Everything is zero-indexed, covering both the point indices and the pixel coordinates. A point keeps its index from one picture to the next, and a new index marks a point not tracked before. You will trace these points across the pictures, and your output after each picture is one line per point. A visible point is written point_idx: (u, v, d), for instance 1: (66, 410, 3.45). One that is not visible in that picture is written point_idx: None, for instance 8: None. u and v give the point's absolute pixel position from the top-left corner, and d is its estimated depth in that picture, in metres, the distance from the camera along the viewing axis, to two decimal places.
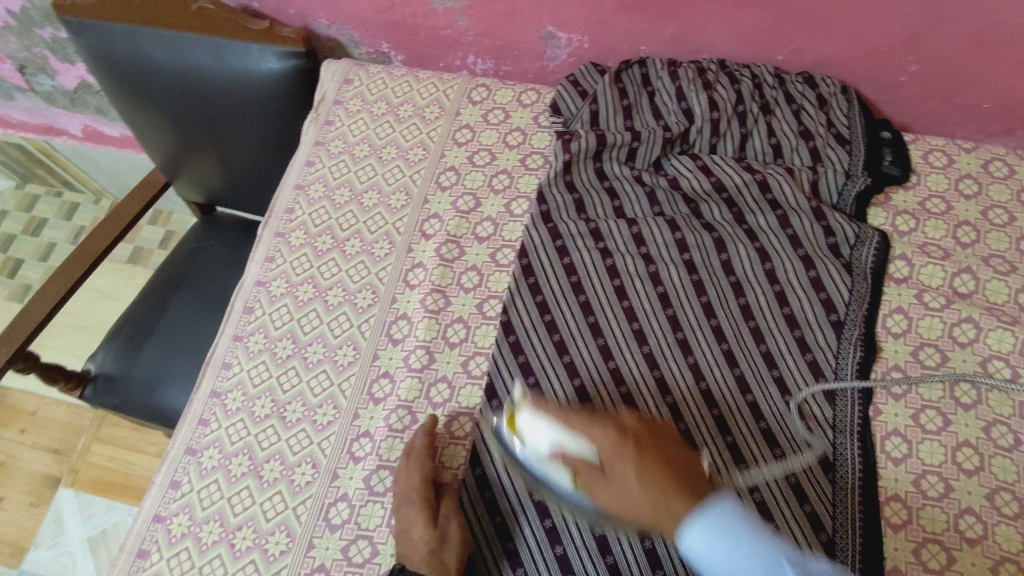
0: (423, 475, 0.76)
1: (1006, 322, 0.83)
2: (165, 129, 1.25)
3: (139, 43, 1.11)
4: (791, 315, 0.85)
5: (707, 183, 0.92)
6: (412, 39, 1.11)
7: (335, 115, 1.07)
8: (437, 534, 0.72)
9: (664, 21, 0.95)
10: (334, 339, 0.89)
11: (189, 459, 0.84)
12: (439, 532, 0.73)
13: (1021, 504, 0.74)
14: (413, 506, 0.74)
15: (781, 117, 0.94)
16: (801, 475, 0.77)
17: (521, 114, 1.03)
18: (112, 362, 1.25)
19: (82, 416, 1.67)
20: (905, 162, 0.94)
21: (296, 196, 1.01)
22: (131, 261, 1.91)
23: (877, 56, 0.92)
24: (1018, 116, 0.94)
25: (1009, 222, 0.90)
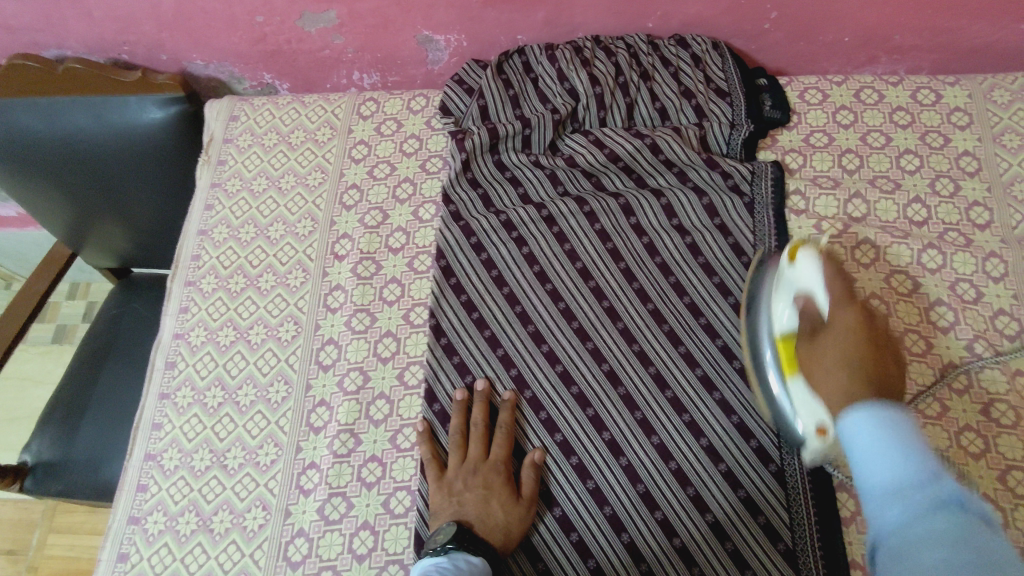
0: (508, 446, 0.79)
1: (900, 237, 0.87)
2: (55, 201, 1.20)
3: (8, 116, 1.07)
4: (706, 264, 0.87)
5: (601, 155, 0.94)
6: (293, 65, 1.10)
7: (226, 154, 1.05)
8: (506, 504, 0.75)
9: (533, 8, 0.97)
10: (264, 378, 0.88)
11: (133, 528, 0.82)
12: (508, 501, 0.76)
13: (944, 403, 0.78)
14: (497, 474, 0.77)
15: (661, 81, 0.97)
16: (742, 413, 0.79)
17: (413, 121, 1.04)
18: (50, 447, 1.19)
19: (31, 510, 1.59)
20: (784, 104, 0.97)
21: (200, 242, 0.99)
22: (57, 341, 1.83)
23: (738, 9, 0.95)
24: (876, 44, 1.00)
25: (887, 143, 0.95)
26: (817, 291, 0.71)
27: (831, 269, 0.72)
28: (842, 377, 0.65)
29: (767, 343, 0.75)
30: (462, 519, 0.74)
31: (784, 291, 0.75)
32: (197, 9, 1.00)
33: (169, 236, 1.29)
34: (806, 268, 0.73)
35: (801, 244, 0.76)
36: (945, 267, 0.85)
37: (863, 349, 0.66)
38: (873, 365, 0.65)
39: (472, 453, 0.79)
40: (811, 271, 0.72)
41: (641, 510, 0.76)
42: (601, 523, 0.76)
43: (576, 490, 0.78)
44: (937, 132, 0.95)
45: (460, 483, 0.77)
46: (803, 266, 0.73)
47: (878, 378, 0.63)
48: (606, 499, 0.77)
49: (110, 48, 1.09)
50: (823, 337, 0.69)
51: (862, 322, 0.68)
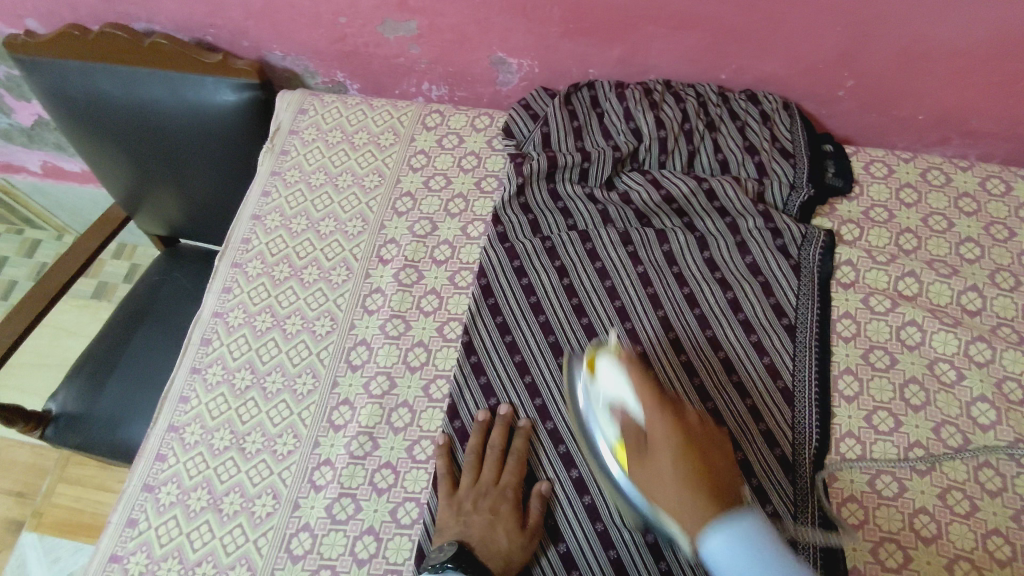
0: (520, 475, 0.79)
1: (949, 324, 0.85)
2: (121, 163, 1.25)
3: (92, 79, 1.12)
4: (746, 321, 0.86)
5: (657, 196, 0.93)
6: (366, 68, 1.13)
7: (290, 145, 1.08)
8: (512, 531, 0.75)
9: (610, 44, 0.98)
10: (293, 368, 0.89)
11: (146, 496, 0.83)
12: (514, 527, 0.75)
13: (973, 502, 0.75)
14: (506, 501, 0.77)
15: (726, 133, 0.97)
16: (762, 478, 0.77)
17: (475, 139, 1.05)
18: (75, 399, 1.22)
19: (46, 456, 1.64)
20: (847, 172, 0.97)
21: (252, 226, 1.01)
22: (96, 296, 1.88)
23: (814, 72, 0.95)
24: (949, 126, 0.99)
25: (948, 228, 0.93)
26: (628, 399, 0.70)
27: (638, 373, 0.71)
28: (676, 493, 0.62)
29: (609, 453, 0.72)
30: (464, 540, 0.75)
31: (600, 407, 0.73)
32: (286, 4, 1.03)
33: (219, 213, 1.33)
34: (612, 373, 0.72)
35: (599, 352, 0.76)
36: (993, 363, 0.83)
37: (682, 453, 0.65)
38: (701, 469, 0.63)
39: (483, 475, 0.79)
40: (616, 375, 0.72)
41: (646, 558, 0.75)
42: (603, 563, 0.75)
43: (581, 525, 0.77)
44: (1002, 225, 0.93)
45: (469, 504, 0.77)
46: (606, 372, 0.73)
47: (711, 485, 0.62)
48: (612, 541, 0.76)
49: (196, 28, 1.13)
50: (652, 459, 0.66)
51: (679, 422, 0.67)
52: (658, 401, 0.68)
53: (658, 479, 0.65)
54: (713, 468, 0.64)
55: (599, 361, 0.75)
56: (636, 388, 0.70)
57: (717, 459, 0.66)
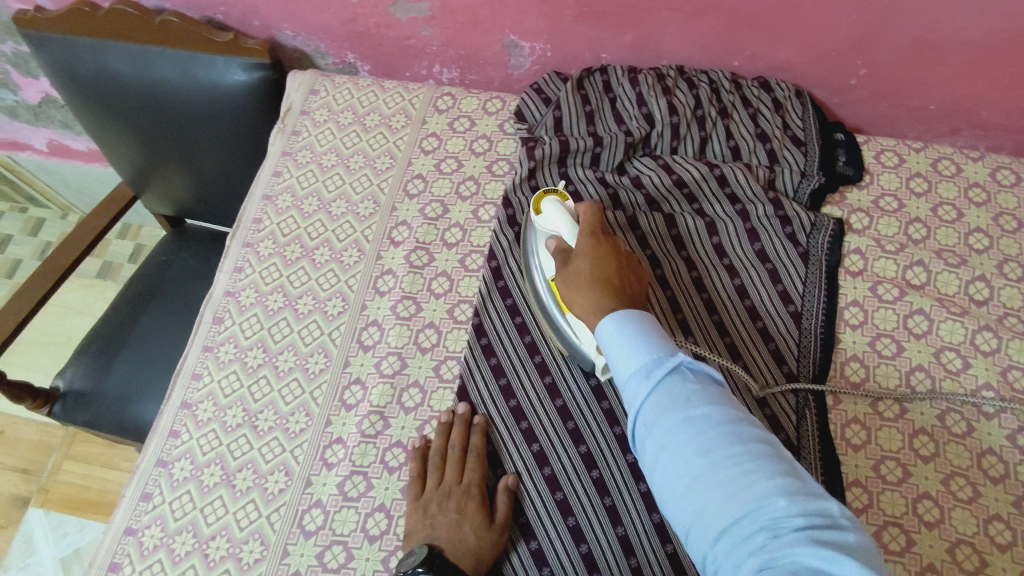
0: (482, 473, 0.78)
1: (956, 313, 0.86)
2: (130, 142, 1.25)
3: (102, 56, 1.11)
4: (753, 307, 0.87)
5: (668, 179, 0.94)
6: (377, 49, 1.13)
7: (301, 126, 1.08)
8: (481, 528, 0.74)
9: (624, 29, 0.98)
10: (305, 347, 0.90)
11: (160, 471, 0.84)
12: (482, 526, 0.74)
13: (975, 488, 0.77)
14: (472, 499, 0.76)
15: (738, 120, 0.97)
16: None
17: (487, 122, 1.06)
18: (83, 377, 1.23)
19: (52, 434, 1.65)
20: (858, 162, 0.97)
21: (264, 206, 1.02)
22: (100, 276, 1.89)
23: (827, 60, 0.95)
24: (961, 117, 0.99)
25: (958, 218, 0.93)
26: (563, 232, 0.79)
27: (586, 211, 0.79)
28: (587, 284, 0.72)
29: (543, 283, 0.84)
30: (434, 543, 0.73)
31: (543, 237, 0.83)
32: None
33: (228, 194, 1.33)
34: (554, 213, 0.80)
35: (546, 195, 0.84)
36: (998, 352, 0.84)
37: (601, 260, 0.74)
38: (614, 278, 0.73)
39: (445, 475, 0.78)
40: (557, 212, 0.79)
41: (653, 542, 0.75)
42: (611, 541, 0.75)
43: (543, 500, 0.77)
44: (1011, 216, 0.93)
45: (435, 505, 0.76)
46: (547, 211, 0.81)
47: (617, 289, 0.72)
48: (620, 519, 0.76)
49: (206, 6, 1.12)
50: (573, 266, 0.75)
51: (610, 247, 0.76)
52: (590, 235, 0.76)
53: (578, 287, 0.73)
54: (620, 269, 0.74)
55: (544, 200, 0.82)
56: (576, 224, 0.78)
57: (631, 269, 0.76)
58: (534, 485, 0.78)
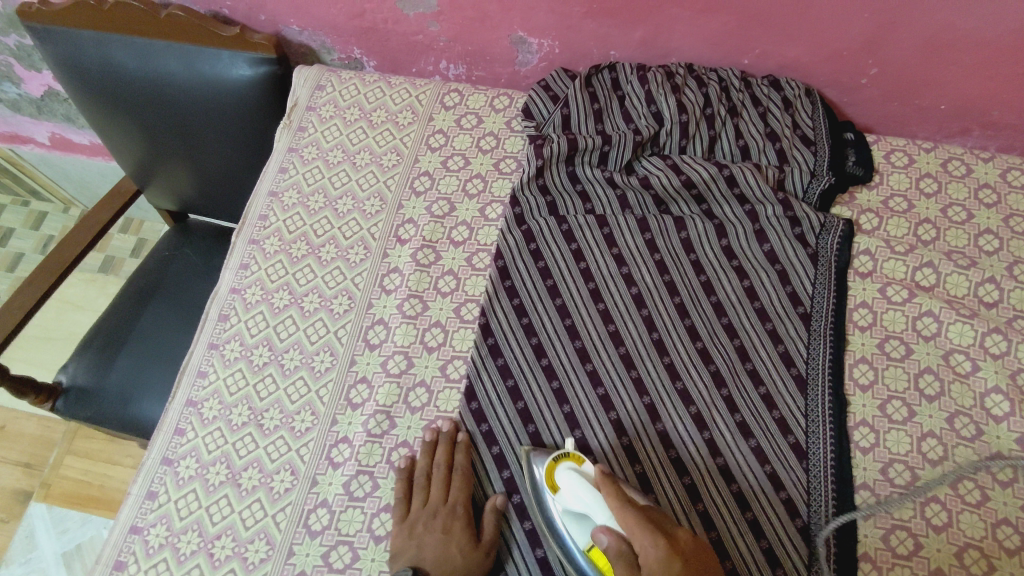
0: (468, 493, 0.78)
1: (966, 315, 0.85)
2: (134, 136, 1.24)
3: (107, 50, 1.11)
4: (761, 309, 0.87)
5: (676, 181, 0.93)
6: (384, 45, 1.12)
7: (307, 121, 1.07)
8: (468, 550, 0.73)
9: (633, 26, 0.98)
10: (311, 346, 0.89)
11: (165, 469, 0.83)
12: (469, 548, 0.73)
13: (984, 492, 0.76)
14: (458, 520, 0.75)
15: (748, 119, 0.96)
16: (775, 464, 0.78)
17: (494, 119, 1.05)
18: (85, 372, 1.23)
19: (54, 429, 1.65)
20: (867, 162, 0.96)
21: (270, 203, 1.01)
22: (103, 270, 1.88)
23: (838, 59, 0.95)
24: (971, 117, 0.98)
25: (968, 219, 0.93)
26: (592, 512, 0.68)
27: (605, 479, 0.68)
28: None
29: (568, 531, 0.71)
30: (420, 564, 0.73)
31: (572, 518, 0.71)
32: None
33: (232, 190, 1.32)
34: (573, 485, 0.70)
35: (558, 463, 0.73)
36: (1008, 355, 0.83)
37: (660, 540, 0.61)
38: (684, 566, 0.60)
39: (432, 493, 0.77)
40: (580, 486, 0.69)
41: None
42: None
43: None
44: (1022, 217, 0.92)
45: (422, 525, 0.75)
46: (567, 484, 0.71)
47: None
48: None
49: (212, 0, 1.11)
50: (634, 573, 0.61)
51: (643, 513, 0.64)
52: (630, 514, 0.64)
53: None
54: (681, 545, 0.62)
55: (560, 471, 0.72)
56: (604, 495, 0.66)
57: (699, 558, 0.62)
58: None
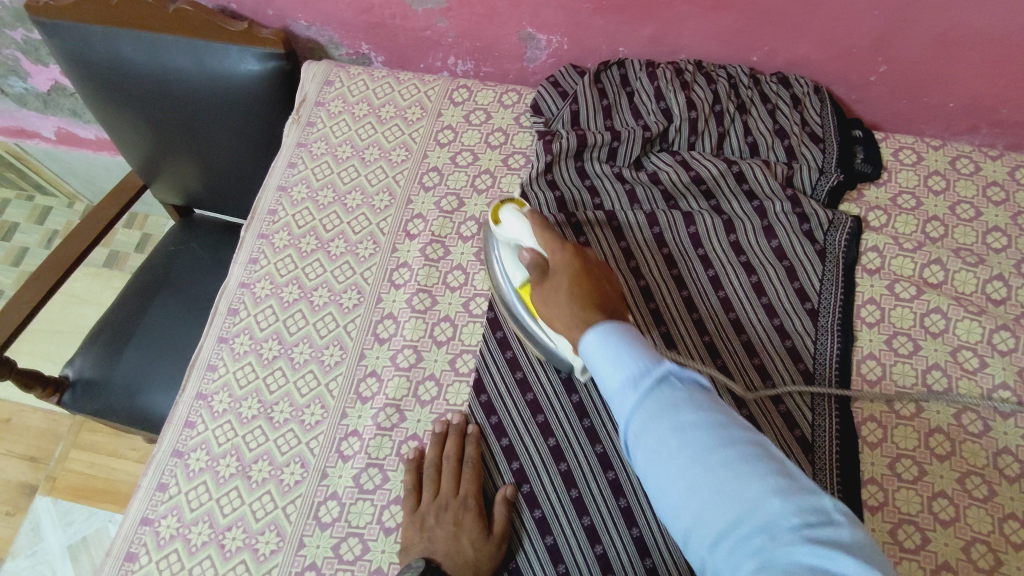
0: (479, 486, 0.77)
1: (973, 312, 0.86)
2: (141, 131, 1.24)
3: (115, 45, 1.11)
4: (769, 305, 0.87)
5: (685, 175, 0.94)
6: (392, 40, 1.12)
7: (316, 116, 1.07)
8: (480, 542, 0.73)
9: (642, 22, 0.98)
10: (321, 340, 0.90)
11: (176, 461, 0.84)
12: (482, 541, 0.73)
13: (991, 488, 0.76)
14: (469, 512, 0.75)
15: (756, 116, 0.96)
16: (783, 459, 0.78)
17: (502, 115, 1.05)
18: (93, 366, 1.23)
19: (60, 423, 1.65)
20: (875, 159, 0.97)
21: (279, 197, 1.01)
22: (107, 265, 1.89)
23: (847, 56, 0.95)
24: (980, 115, 0.98)
25: (976, 217, 0.93)
26: (523, 241, 0.76)
27: (538, 224, 0.75)
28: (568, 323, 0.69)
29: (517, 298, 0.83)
30: (431, 556, 0.72)
31: (508, 253, 0.81)
32: None
33: (239, 184, 1.32)
34: (512, 221, 0.77)
35: (503, 204, 0.79)
36: (1015, 351, 0.83)
37: (574, 279, 0.71)
38: (591, 292, 0.70)
39: (441, 485, 0.77)
40: (519, 224, 0.76)
41: (669, 541, 0.74)
42: (627, 543, 0.74)
43: (559, 499, 0.77)
44: None
45: (433, 518, 0.75)
46: (505, 225, 0.78)
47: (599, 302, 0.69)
48: (636, 520, 0.75)
49: None
50: (551, 279, 0.72)
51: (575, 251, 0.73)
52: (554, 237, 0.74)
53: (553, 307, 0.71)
54: (591, 273, 0.72)
55: (503, 211, 0.78)
56: (537, 237, 0.74)
57: (603, 278, 0.74)
58: (550, 479, 0.78)
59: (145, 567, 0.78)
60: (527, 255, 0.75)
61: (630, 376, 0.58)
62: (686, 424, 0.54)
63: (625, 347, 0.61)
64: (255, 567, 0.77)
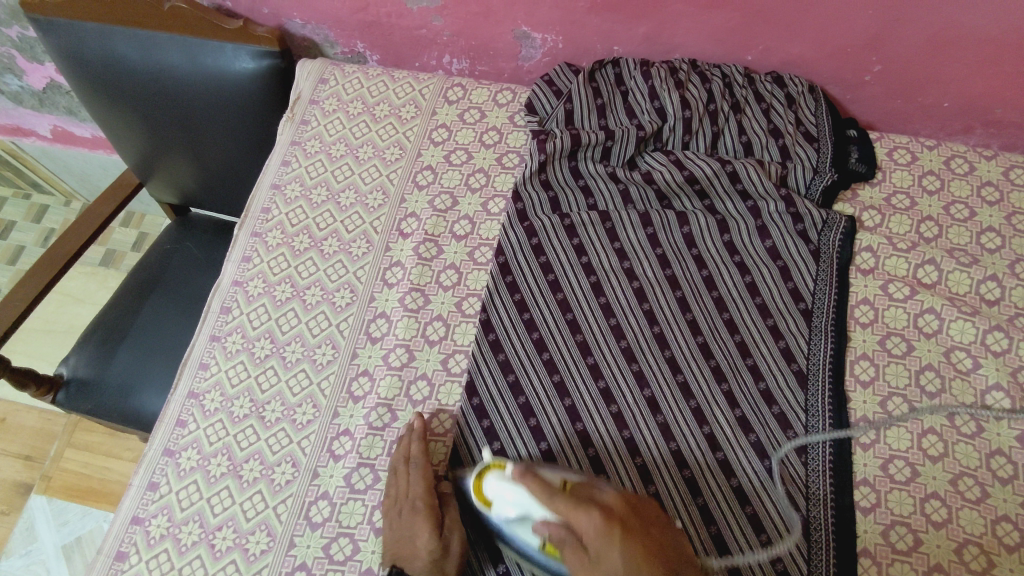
0: (427, 484, 0.75)
1: (967, 312, 0.85)
2: (136, 129, 1.24)
3: (110, 43, 1.11)
4: (763, 305, 0.87)
5: (679, 176, 0.93)
6: (387, 39, 1.12)
7: (310, 115, 1.07)
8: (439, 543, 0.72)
9: (637, 21, 0.98)
10: (313, 339, 0.89)
11: (167, 460, 0.84)
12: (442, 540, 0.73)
13: (984, 489, 0.76)
14: (419, 515, 0.73)
15: (751, 116, 0.96)
16: (775, 458, 0.78)
17: (497, 114, 1.05)
18: (87, 365, 1.23)
19: (55, 422, 1.65)
20: (870, 159, 0.96)
21: (272, 195, 1.01)
22: (103, 264, 1.88)
23: (842, 56, 0.95)
24: (975, 115, 0.98)
25: (970, 217, 0.93)
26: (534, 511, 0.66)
27: (541, 483, 0.65)
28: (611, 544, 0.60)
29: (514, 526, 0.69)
30: (398, 563, 0.73)
31: (517, 523, 0.69)
32: None
33: (234, 183, 1.32)
34: (508, 497, 0.68)
35: (495, 467, 0.72)
36: (1009, 352, 0.83)
37: (622, 535, 0.60)
38: (649, 557, 0.60)
39: (397, 488, 0.76)
40: (513, 493, 0.67)
41: None
42: None
43: None
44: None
45: (393, 523, 0.75)
46: (496, 494, 0.69)
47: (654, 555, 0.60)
48: None
49: None
50: (587, 555, 0.60)
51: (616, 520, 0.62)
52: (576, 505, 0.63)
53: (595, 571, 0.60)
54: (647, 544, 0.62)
55: (488, 480, 0.70)
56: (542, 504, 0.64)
57: (653, 521, 0.65)
58: None
59: (135, 566, 0.78)
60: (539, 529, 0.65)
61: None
62: None
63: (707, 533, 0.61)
64: (245, 567, 0.76)
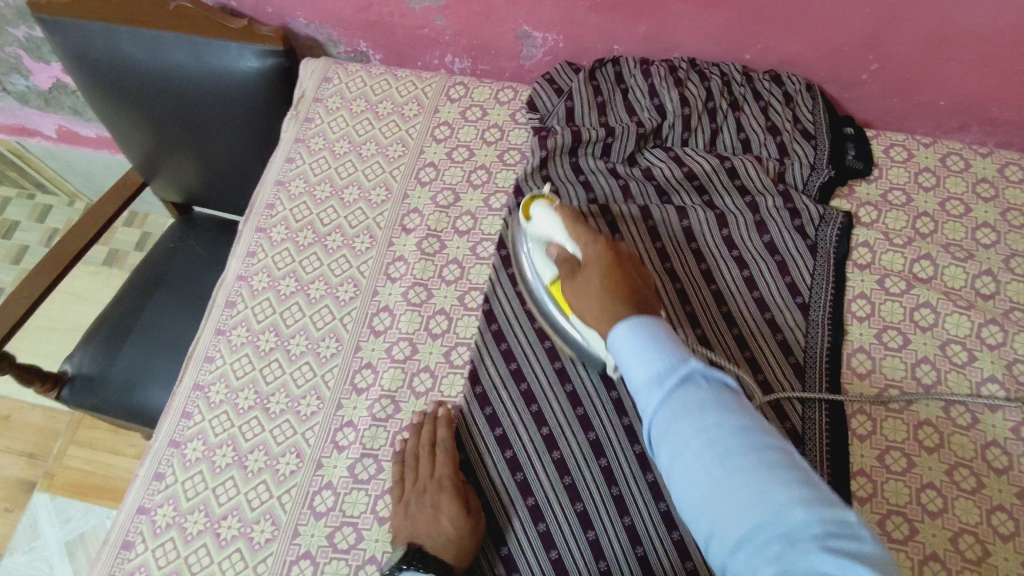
0: (452, 466, 0.78)
1: (962, 306, 0.87)
2: (141, 128, 1.25)
3: (116, 41, 1.12)
4: (761, 298, 0.88)
5: (678, 171, 0.95)
6: (390, 38, 1.14)
7: (314, 113, 1.08)
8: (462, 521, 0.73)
9: (637, 20, 0.99)
10: (317, 332, 0.91)
11: (172, 451, 0.85)
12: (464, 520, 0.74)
13: (979, 479, 0.77)
14: (444, 493, 0.75)
15: (749, 113, 0.98)
16: None
17: (498, 112, 1.06)
18: (92, 362, 1.24)
19: (59, 419, 1.66)
20: (867, 156, 0.98)
21: (277, 192, 1.02)
22: (107, 264, 1.90)
23: (839, 54, 0.96)
24: (970, 113, 1.00)
25: (965, 213, 0.94)
26: (557, 237, 0.78)
27: (565, 217, 0.77)
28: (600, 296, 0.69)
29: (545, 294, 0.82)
30: (415, 541, 0.73)
31: (538, 245, 0.81)
32: None
33: (237, 181, 1.34)
34: (542, 216, 0.79)
35: (535, 199, 0.83)
36: (1004, 345, 0.84)
37: (606, 270, 0.71)
38: (621, 283, 0.70)
39: (418, 472, 0.78)
40: (546, 217, 0.79)
41: (660, 530, 0.75)
42: (618, 532, 0.75)
43: (552, 484, 0.78)
44: (1019, 211, 0.94)
45: (414, 503, 0.76)
46: (535, 215, 0.80)
47: (631, 292, 0.69)
48: (627, 509, 0.76)
49: None
50: (580, 279, 0.73)
51: (611, 250, 0.73)
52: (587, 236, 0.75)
53: (585, 305, 0.71)
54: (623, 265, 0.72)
55: (535, 205, 0.81)
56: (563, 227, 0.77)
57: (639, 277, 0.72)
58: (545, 470, 0.78)
59: (141, 555, 0.79)
60: (557, 251, 0.77)
61: (655, 374, 0.58)
62: (708, 425, 0.53)
63: (655, 343, 0.60)
64: (250, 556, 0.77)
